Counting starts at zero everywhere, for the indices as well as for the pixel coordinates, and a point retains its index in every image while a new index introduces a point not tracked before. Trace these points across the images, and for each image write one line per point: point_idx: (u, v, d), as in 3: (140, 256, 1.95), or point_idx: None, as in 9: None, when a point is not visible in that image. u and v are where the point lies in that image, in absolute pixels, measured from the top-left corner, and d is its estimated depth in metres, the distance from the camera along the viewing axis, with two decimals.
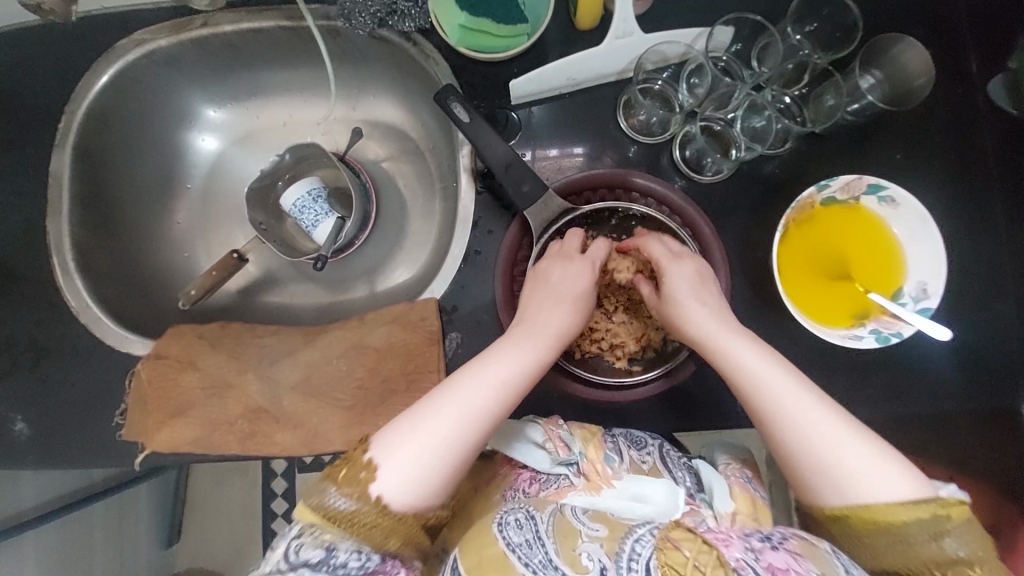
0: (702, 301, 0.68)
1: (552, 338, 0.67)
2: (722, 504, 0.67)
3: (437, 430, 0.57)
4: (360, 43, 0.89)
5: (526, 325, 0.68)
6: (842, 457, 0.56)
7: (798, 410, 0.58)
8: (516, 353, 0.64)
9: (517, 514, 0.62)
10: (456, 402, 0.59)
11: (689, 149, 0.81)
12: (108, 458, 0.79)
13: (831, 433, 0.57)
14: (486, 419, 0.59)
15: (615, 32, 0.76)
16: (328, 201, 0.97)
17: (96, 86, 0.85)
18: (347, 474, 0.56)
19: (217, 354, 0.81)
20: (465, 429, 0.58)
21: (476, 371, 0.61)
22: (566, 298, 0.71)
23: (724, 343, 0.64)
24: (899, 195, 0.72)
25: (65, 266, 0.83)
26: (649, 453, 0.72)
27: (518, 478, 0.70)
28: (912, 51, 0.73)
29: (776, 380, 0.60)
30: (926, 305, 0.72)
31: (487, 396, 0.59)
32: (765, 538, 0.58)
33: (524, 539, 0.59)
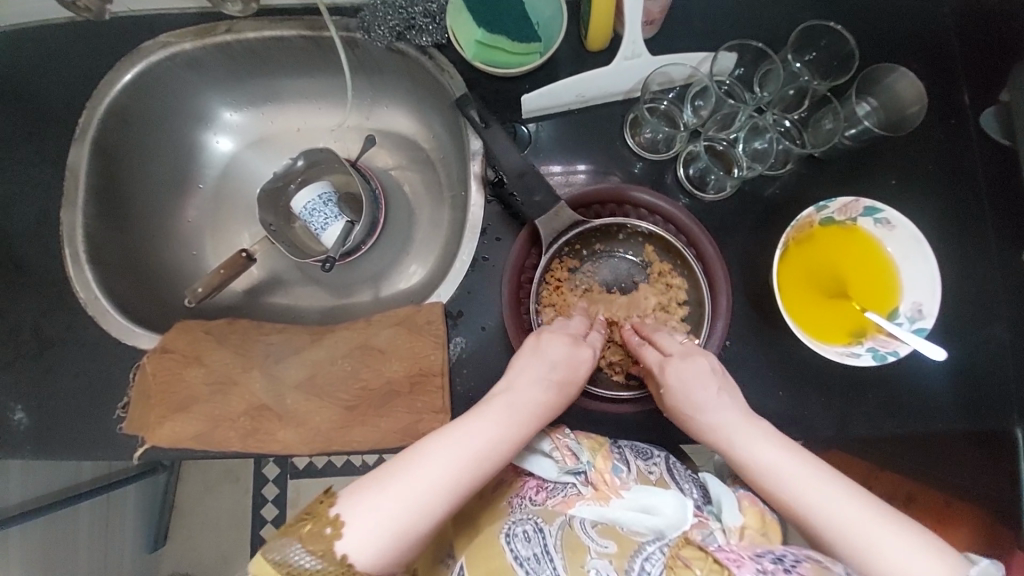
0: (710, 387, 0.67)
1: (537, 412, 0.65)
2: (731, 518, 0.67)
3: (410, 495, 0.57)
4: (377, 55, 0.92)
5: (512, 397, 0.65)
6: (855, 534, 0.55)
7: (807, 489, 0.58)
8: (499, 424, 0.63)
9: (525, 526, 0.65)
10: (434, 470, 0.58)
11: (693, 167, 0.83)
12: (107, 450, 0.79)
13: (844, 510, 0.56)
14: (460, 487, 0.58)
15: (624, 54, 0.80)
16: (338, 204, 0.99)
17: (119, 84, 0.88)
18: (313, 529, 0.55)
19: (224, 350, 0.81)
20: (439, 499, 0.57)
21: (458, 438, 0.60)
22: (557, 376, 0.68)
23: (734, 433, 0.64)
24: (893, 217, 0.74)
25: (76, 258, 0.84)
26: (655, 464, 0.73)
27: (526, 485, 0.71)
28: (906, 81, 0.76)
29: (779, 460, 0.60)
30: (922, 325, 0.73)
31: (463, 465, 0.59)
32: (777, 559, 0.58)
33: (533, 553, 0.63)
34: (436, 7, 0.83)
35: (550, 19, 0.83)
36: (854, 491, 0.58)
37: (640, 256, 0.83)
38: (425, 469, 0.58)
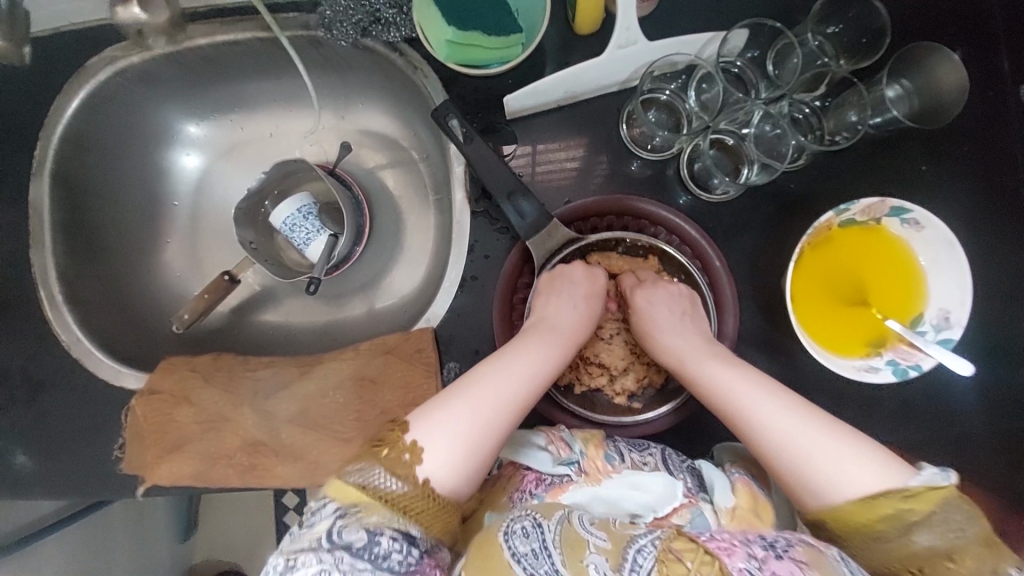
0: (680, 326, 0.69)
1: (575, 331, 0.69)
2: (722, 499, 0.63)
3: (475, 414, 0.58)
4: (343, 53, 0.83)
5: (548, 324, 0.68)
6: (805, 445, 0.55)
7: (756, 404, 0.59)
8: (538, 346, 0.66)
9: (524, 521, 0.56)
10: (491, 389, 0.60)
11: (696, 165, 0.75)
12: (111, 490, 0.79)
13: (792, 424, 0.57)
14: (518, 405, 0.61)
15: (618, 41, 0.70)
16: (319, 217, 0.94)
17: (67, 111, 0.81)
18: (392, 455, 0.55)
19: (211, 389, 0.79)
20: (500, 417, 0.59)
21: (508, 359, 0.63)
22: (587, 299, 0.71)
23: (698, 365, 0.65)
24: (924, 217, 0.66)
25: (53, 298, 0.81)
26: (650, 454, 0.68)
27: (525, 480, 0.67)
28: (948, 63, 0.65)
29: (734, 381, 0.61)
30: (949, 335, 0.67)
31: (517, 384, 0.61)
32: (767, 545, 0.54)
33: (530, 548, 0.54)
34: None
35: (530, 3, 0.72)
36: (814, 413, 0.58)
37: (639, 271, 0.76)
38: (482, 391, 0.60)
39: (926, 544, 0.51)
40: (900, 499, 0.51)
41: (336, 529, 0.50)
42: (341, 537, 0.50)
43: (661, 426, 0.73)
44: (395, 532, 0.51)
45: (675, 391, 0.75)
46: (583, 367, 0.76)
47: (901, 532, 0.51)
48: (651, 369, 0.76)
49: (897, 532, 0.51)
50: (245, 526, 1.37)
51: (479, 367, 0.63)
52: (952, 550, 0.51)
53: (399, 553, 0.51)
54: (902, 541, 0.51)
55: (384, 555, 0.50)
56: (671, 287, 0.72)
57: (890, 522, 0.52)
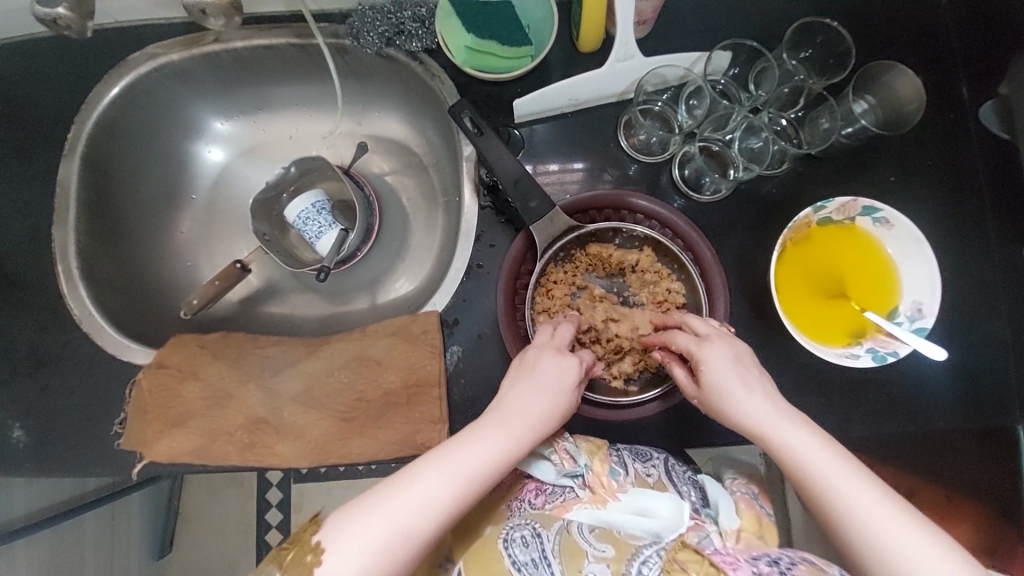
0: (751, 390, 0.61)
1: (532, 426, 0.63)
2: (727, 521, 0.66)
3: (392, 521, 0.54)
4: (367, 61, 0.91)
5: (506, 409, 0.63)
6: (904, 549, 0.51)
7: (847, 494, 0.53)
8: (482, 447, 0.60)
9: (523, 530, 0.64)
10: (419, 495, 0.56)
11: (688, 169, 0.82)
12: (106, 466, 0.79)
13: (887, 524, 0.52)
14: (439, 516, 0.56)
15: (616, 55, 0.78)
16: (332, 213, 0.99)
17: (105, 98, 0.87)
18: (293, 557, 0.54)
19: (219, 364, 0.81)
20: (417, 527, 0.55)
21: (452, 458, 0.58)
22: (553, 386, 0.65)
23: (782, 437, 0.57)
24: (893, 216, 0.73)
25: (70, 273, 0.84)
26: (654, 466, 0.72)
27: (526, 489, 0.72)
28: (905, 80, 0.74)
29: (822, 461, 0.55)
30: (922, 324, 0.72)
31: (443, 491, 0.56)
32: (772, 562, 0.57)
33: (530, 558, 0.61)
34: (424, 12, 0.83)
35: (540, 20, 0.81)
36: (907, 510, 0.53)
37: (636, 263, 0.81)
38: (410, 497, 0.55)
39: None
40: None
41: None
42: None
43: (655, 409, 0.76)
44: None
45: (670, 374, 0.79)
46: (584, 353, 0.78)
47: None
48: (646, 353, 0.79)
49: None
50: (223, 543, 1.35)
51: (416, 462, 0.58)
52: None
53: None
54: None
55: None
56: (733, 343, 0.65)
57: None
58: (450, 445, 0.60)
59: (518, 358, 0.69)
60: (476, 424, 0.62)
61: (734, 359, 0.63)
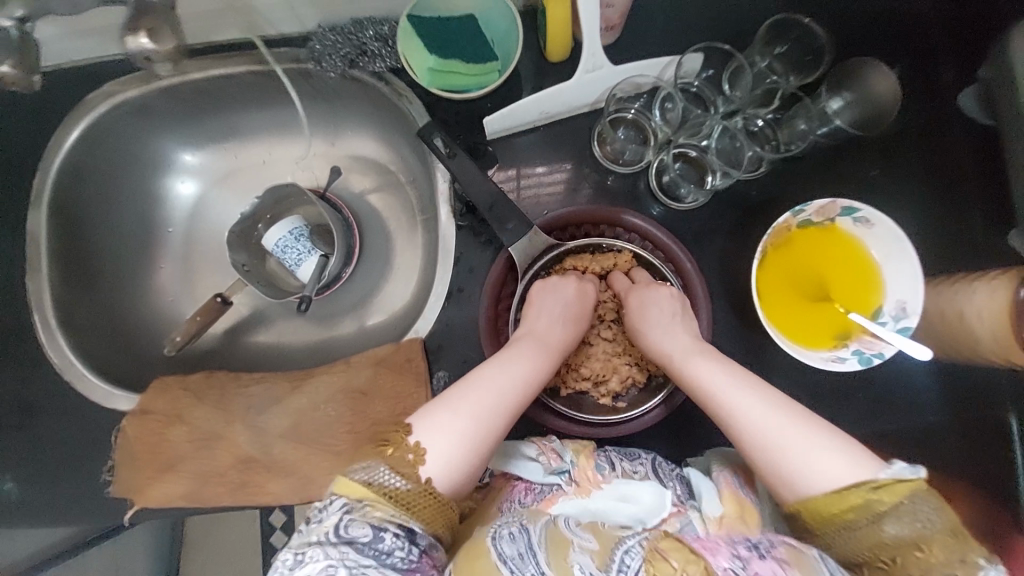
0: (669, 327, 0.71)
1: (564, 343, 0.72)
2: (711, 508, 0.65)
3: (470, 415, 0.61)
4: (333, 84, 0.88)
5: (540, 328, 0.71)
6: (784, 441, 0.58)
7: (734, 396, 0.62)
8: (531, 354, 0.68)
9: (511, 526, 0.60)
10: (482, 395, 0.62)
11: (666, 177, 0.81)
12: (100, 516, 0.79)
13: (771, 419, 0.60)
14: (511, 407, 0.63)
15: (585, 67, 0.76)
16: (310, 238, 0.96)
17: (67, 141, 0.84)
18: (394, 454, 0.57)
19: (204, 406, 0.80)
20: (494, 417, 0.62)
21: (506, 364, 0.66)
22: (574, 310, 0.74)
23: (688, 364, 0.67)
24: (873, 216, 0.72)
25: (47, 323, 0.82)
26: (641, 464, 0.72)
27: (515, 489, 0.69)
28: (882, 77, 0.73)
29: (718, 376, 0.64)
30: (907, 323, 0.71)
31: (508, 388, 0.64)
32: (752, 546, 0.56)
33: (517, 551, 0.56)
34: (387, 30, 0.82)
35: (505, 32, 0.79)
36: (795, 411, 0.60)
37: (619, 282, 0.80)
38: (478, 398, 0.62)
39: (894, 532, 0.53)
40: (869, 490, 0.54)
41: (343, 524, 0.53)
42: (347, 533, 0.52)
43: (649, 421, 0.75)
44: (399, 527, 0.54)
45: (657, 387, 0.78)
46: (570, 373, 0.78)
47: (870, 520, 0.54)
48: (632, 369, 0.79)
49: (866, 521, 0.54)
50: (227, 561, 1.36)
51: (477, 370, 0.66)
52: (919, 540, 0.53)
53: (401, 550, 0.53)
54: (871, 528, 0.54)
55: (387, 551, 0.52)
56: (663, 289, 0.74)
57: (859, 511, 0.54)
58: (503, 354, 0.68)
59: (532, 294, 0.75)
60: (511, 343, 0.70)
61: (667, 300, 0.73)
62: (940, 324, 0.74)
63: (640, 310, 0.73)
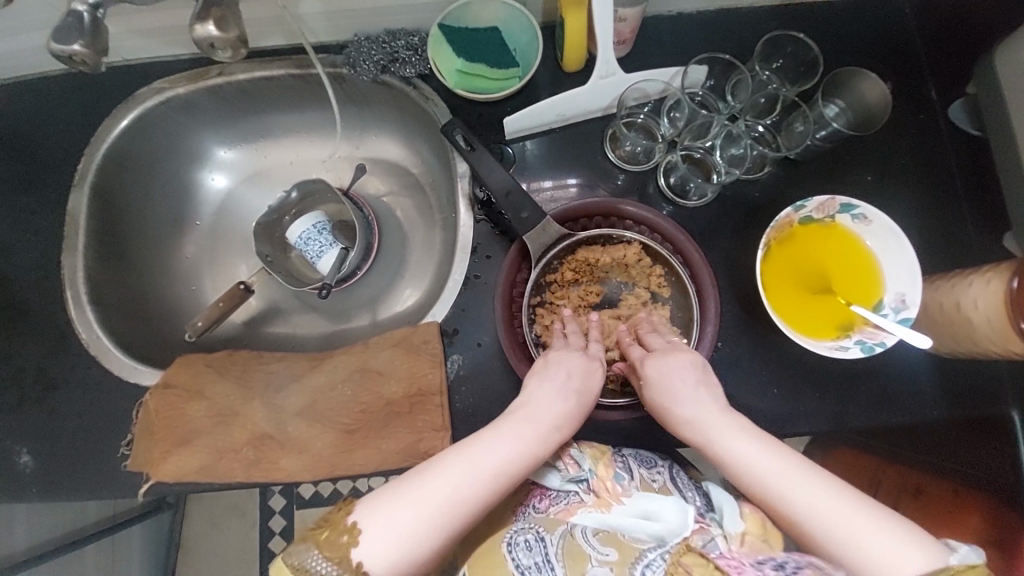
0: (696, 401, 0.66)
1: (558, 423, 0.65)
2: (731, 524, 0.67)
3: (427, 506, 0.57)
4: (364, 88, 0.95)
5: (528, 407, 0.66)
6: (845, 531, 0.55)
7: (792, 489, 0.58)
8: (505, 441, 0.62)
9: (528, 534, 0.66)
10: (447, 482, 0.59)
11: (673, 177, 0.86)
12: (111, 489, 0.79)
13: (824, 505, 0.57)
14: (471, 502, 0.59)
15: (599, 73, 0.83)
16: (332, 232, 1.01)
17: (115, 130, 0.91)
18: (328, 537, 0.56)
19: (224, 382, 0.82)
20: (452, 509, 0.58)
21: (496, 449, 0.62)
22: (576, 388, 0.69)
23: (723, 443, 0.63)
24: (869, 212, 0.76)
25: (78, 298, 0.86)
26: (659, 473, 0.75)
27: (531, 494, 0.74)
28: (870, 85, 0.79)
29: (757, 458, 0.61)
30: (906, 315, 0.75)
31: (472, 481, 0.59)
32: (778, 565, 0.59)
33: (534, 561, 0.64)
34: (418, 40, 0.89)
35: (526, 43, 0.87)
36: (848, 491, 0.58)
37: (628, 274, 0.84)
38: (443, 482, 0.59)
39: None
40: None
41: None
42: None
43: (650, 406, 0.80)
44: None
45: None
46: None
47: None
48: None
49: None
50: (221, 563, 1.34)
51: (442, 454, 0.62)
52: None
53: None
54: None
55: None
56: (682, 356, 0.70)
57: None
58: (477, 436, 0.63)
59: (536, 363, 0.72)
60: (503, 418, 0.65)
61: (687, 373, 0.69)
62: (939, 316, 0.76)
63: (658, 383, 0.69)
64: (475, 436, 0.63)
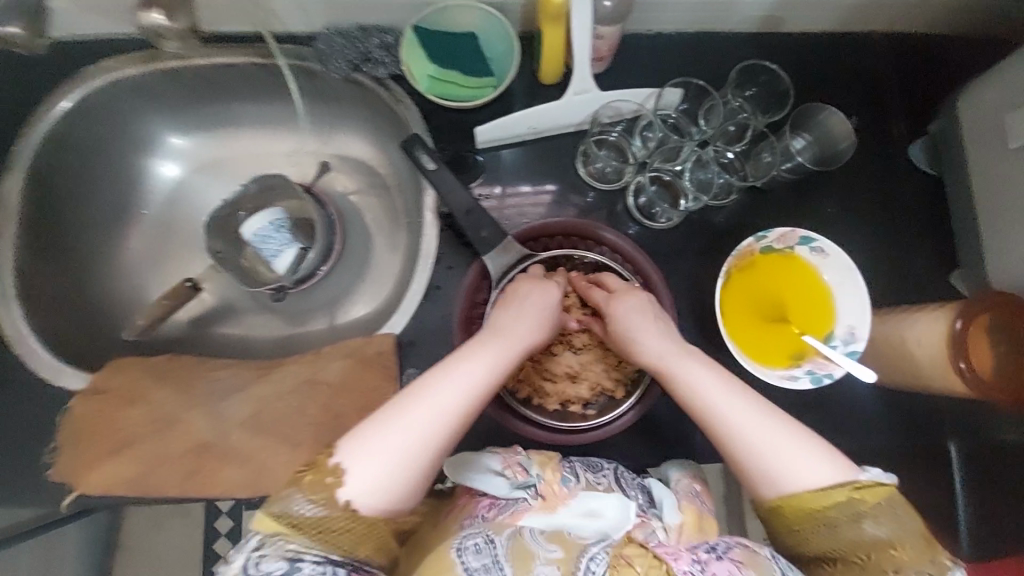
0: (661, 333, 0.71)
1: (524, 344, 0.69)
2: (671, 517, 0.68)
3: (407, 432, 0.60)
4: (335, 86, 0.90)
5: (498, 333, 0.69)
6: (768, 450, 0.63)
7: (735, 413, 0.65)
8: (477, 365, 0.65)
9: (477, 538, 0.62)
10: (426, 408, 0.62)
11: (642, 198, 0.86)
12: (31, 499, 0.74)
13: (759, 428, 0.64)
14: (450, 427, 0.62)
15: (574, 89, 0.82)
16: (291, 230, 0.94)
17: (56, 110, 0.84)
18: (313, 480, 0.58)
19: (163, 389, 0.78)
20: (434, 433, 0.61)
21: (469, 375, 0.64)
22: (541, 311, 0.72)
23: (681, 371, 0.68)
24: (826, 246, 0.78)
25: (3, 291, 0.79)
26: (604, 475, 0.72)
27: (478, 505, 0.69)
28: (836, 120, 0.82)
29: (711, 387, 0.67)
30: (855, 348, 0.77)
31: (453, 404, 0.62)
32: (710, 548, 0.62)
33: (482, 563, 0.60)
34: (391, 40, 0.87)
35: (501, 53, 0.85)
36: (779, 417, 0.65)
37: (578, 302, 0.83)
38: (420, 416, 0.61)
39: (871, 531, 0.59)
40: (850, 489, 0.60)
41: (252, 562, 0.55)
42: (260, 567, 0.54)
43: (609, 433, 0.77)
44: (316, 556, 0.56)
45: (624, 398, 0.80)
46: (538, 376, 0.81)
47: (852, 517, 0.60)
48: (602, 377, 0.81)
49: (848, 518, 0.60)
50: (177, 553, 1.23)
51: (416, 386, 0.63)
52: (893, 538, 0.59)
53: (322, 573, 0.55)
54: (851, 523, 0.60)
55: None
56: (638, 297, 0.74)
57: (839, 507, 0.60)
58: (447, 366, 0.65)
59: (505, 291, 0.73)
60: (464, 348, 0.67)
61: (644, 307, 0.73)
62: (889, 351, 0.79)
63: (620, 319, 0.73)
64: (437, 369, 0.65)
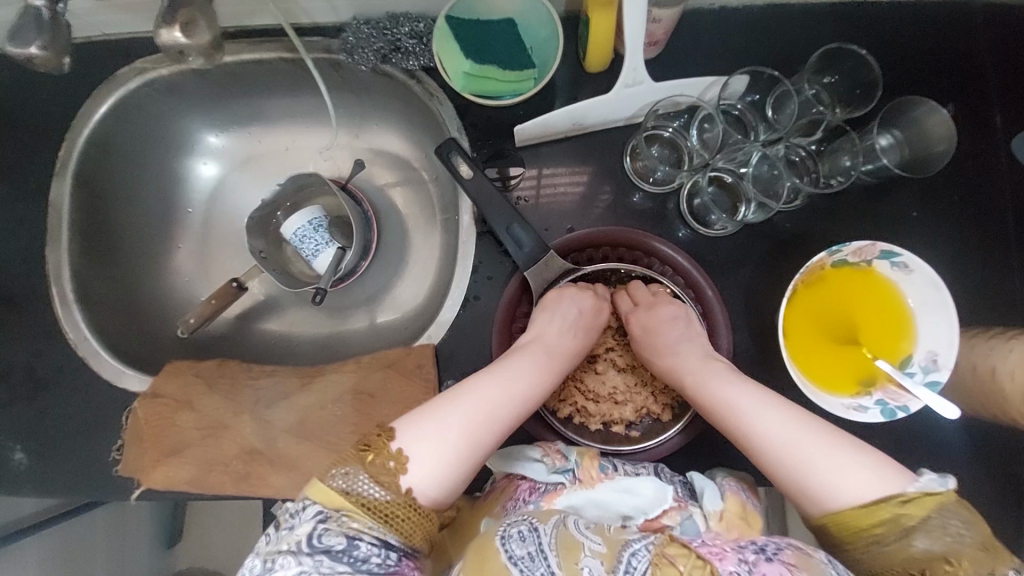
0: (688, 346, 0.71)
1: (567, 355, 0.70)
2: (712, 504, 0.65)
3: (464, 423, 0.60)
4: (363, 78, 0.86)
5: (542, 340, 0.70)
6: (812, 457, 0.57)
7: (768, 420, 0.61)
8: (520, 367, 0.66)
9: (521, 525, 0.58)
10: (480, 404, 0.61)
11: (696, 201, 0.78)
12: (105, 492, 0.80)
13: (801, 434, 0.59)
14: (500, 425, 0.61)
15: (625, 80, 0.73)
16: (329, 230, 0.93)
17: (95, 116, 0.84)
18: (375, 461, 0.56)
19: (213, 396, 0.81)
20: (482, 429, 0.60)
21: (501, 375, 0.65)
22: (582, 322, 0.72)
23: (711, 382, 0.66)
24: (912, 261, 0.69)
25: (64, 297, 0.83)
26: (643, 466, 0.70)
27: (518, 488, 0.67)
28: (936, 118, 0.71)
29: (742, 396, 0.63)
30: (936, 376, 0.69)
31: (500, 401, 0.62)
32: (758, 549, 0.56)
33: (527, 552, 0.55)
34: (422, 28, 0.80)
35: (544, 40, 0.77)
36: (823, 424, 0.60)
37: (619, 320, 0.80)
38: (467, 408, 0.61)
39: (924, 547, 0.52)
40: (898, 503, 0.53)
41: (316, 534, 0.52)
42: (321, 541, 0.51)
43: (655, 455, 0.75)
44: (375, 537, 0.52)
45: (670, 420, 0.77)
46: (580, 395, 0.78)
47: (898, 536, 0.53)
48: (648, 399, 0.78)
49: (895, 537, 0.53)
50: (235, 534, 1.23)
51: (464, 384, 0.63)
52: (950, 552, 0.51)
53: (377, 556, 0.52)
54: (900, 543, 0.52)
55: (363, 559, 0.51)
56: (671, 307, 0.72)
57: (889, 526, 0.53)
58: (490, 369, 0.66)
59: (541, 299, 0.73)
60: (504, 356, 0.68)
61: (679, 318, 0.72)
62: (973, 380, 0.70)
63: (650, 330, 0.72)
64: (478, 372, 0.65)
